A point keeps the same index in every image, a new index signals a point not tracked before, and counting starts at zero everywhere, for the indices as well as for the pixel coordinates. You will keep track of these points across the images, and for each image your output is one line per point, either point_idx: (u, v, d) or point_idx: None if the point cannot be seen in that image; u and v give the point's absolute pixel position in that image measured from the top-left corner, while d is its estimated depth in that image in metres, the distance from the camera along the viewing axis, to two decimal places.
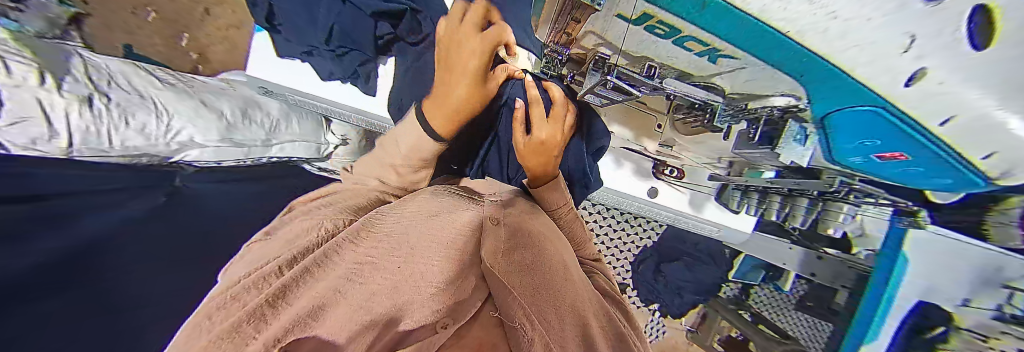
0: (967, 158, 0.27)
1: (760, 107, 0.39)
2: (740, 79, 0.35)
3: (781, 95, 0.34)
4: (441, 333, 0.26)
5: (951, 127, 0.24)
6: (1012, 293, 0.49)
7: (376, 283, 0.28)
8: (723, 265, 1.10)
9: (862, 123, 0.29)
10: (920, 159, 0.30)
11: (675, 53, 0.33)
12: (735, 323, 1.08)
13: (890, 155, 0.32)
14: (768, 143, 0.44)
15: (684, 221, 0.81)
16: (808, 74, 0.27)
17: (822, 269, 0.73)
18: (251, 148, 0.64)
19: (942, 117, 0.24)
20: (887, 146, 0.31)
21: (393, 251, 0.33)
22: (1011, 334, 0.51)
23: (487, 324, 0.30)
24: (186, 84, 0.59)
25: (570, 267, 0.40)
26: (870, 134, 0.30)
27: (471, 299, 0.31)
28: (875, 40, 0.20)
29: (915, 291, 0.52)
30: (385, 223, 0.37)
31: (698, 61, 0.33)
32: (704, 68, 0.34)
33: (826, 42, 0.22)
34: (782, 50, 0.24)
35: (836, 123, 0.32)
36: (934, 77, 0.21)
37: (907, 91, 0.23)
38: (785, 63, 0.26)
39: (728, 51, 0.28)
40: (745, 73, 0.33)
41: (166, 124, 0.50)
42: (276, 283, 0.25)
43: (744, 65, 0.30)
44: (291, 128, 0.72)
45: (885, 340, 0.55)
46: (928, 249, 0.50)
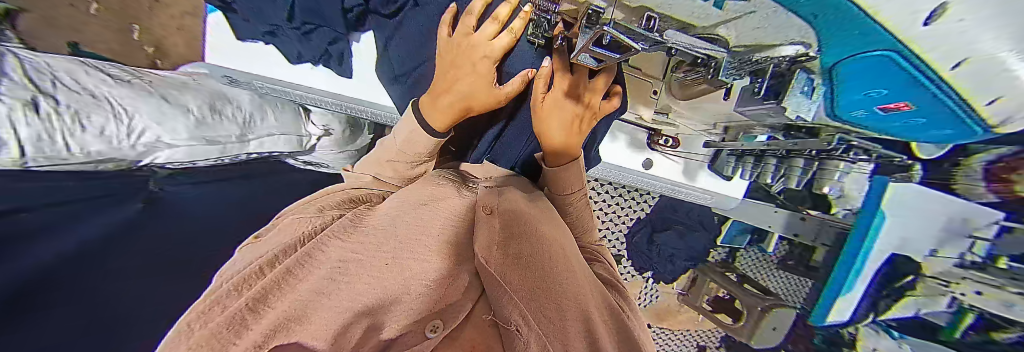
0: (971, 109, 0.23)
1: (767, 58, 0.34)
2: (748, 28, 0.29)
3: (791, 44, 0.29)
4: (430, 338, 0.29)
5: (962, 74, 0.20)
6: (975, 242, 0.54)
7: (365, 282, 0.27)
8: (713, 231, 1.14)
9: (877, 70, 0.24)
10: (936, 122, 0.28)
11: (678, 2, 0.26)
12: (722, 284, 1.13)
13: (893, 106, 0.29)
14: (773, 98, 0.40)
15: (679, 190, 0.82)
16: (828, 24, 0.21)
17: (805, 229, 0.76)
18: (227, 145, 0.60)
19: (954, 59, 0.19)
20: (893, 96, 0.27)
21: (380, 246, 0.31)
22: (970, 279, 0.56)
23: (480, 325, 0.34)
24: (142, 80, 0.53)
25: (571, 255, 0.40)
26: (877, 83, 0.26)
27: (464, 301, 0.33)
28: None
29: (889, 247, 0.55)
30: (376, 217, 0.36)
31: (704, 9, 0.26)
32: (709, 17, 0.28)
33: None
34: None
35: (848, 71, 0.28)
36: (960, 9, 0.15)
37: (936, 54, 0.19)
38: (800, 5, 0.21)
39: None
40: (755, 20, 0.27)
41: (127, 125, 0.46)
42: (254, 288, 0.23)
43: (755, 9, 0.24)
44: (267, 121, 0.68)
45: (857, 295, 0.60)
46: (903, 207, 0.52)
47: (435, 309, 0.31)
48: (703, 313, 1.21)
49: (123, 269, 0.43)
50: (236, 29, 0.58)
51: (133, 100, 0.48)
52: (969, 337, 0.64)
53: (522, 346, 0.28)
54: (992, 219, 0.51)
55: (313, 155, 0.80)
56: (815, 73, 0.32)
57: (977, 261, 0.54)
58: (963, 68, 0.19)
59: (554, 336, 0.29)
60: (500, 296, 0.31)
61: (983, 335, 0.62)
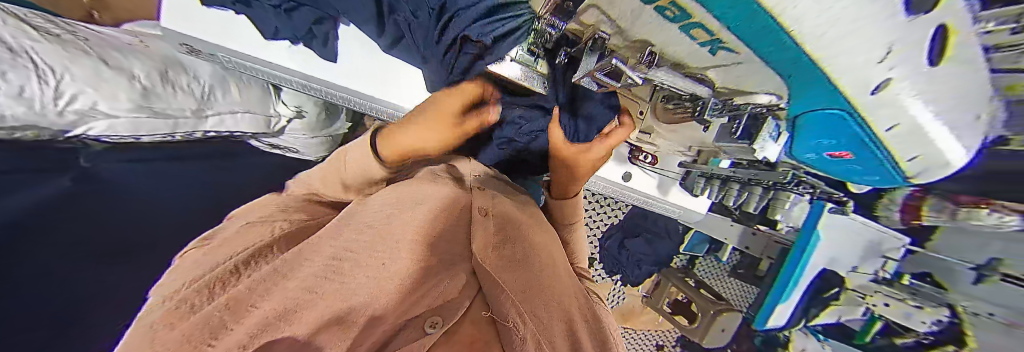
0: (898, 160, 0.30)
1: (745, 103, 0.35)
2: (733, 75, 0.30)
3: (766, 93, 0.31)
4: (429, 334, 0.25)
5: (896, 135, 0.27)
6: (887, 260, 0.64)
7: (356, 282, 0.26)
8: (678, 239, 1.22)
9: (829, 127, 0.30)
10: (860, 159, 0.33)
11: (676, 41, 0.28)
12: (681, 288, 1.22)
13: (838, 154, 0.34)
14: (746, 138, 0.44)
15: (653, 203, 0.87)
16: (795, 76, 0.24)
17: (755, 243, 0.86)
18: (180, 120, 0.55)
19: (891, 124, 0.25)
20: (839, 146, 0.32)
21: (373, 246, 0.30)
22: (883, 292, 0.64)
23: (479, 320, 0.30)
24: (77, 36, 0.45)
25: (557, 262, 0.43)
26: (828, 135, 0.31)
27: (463, 298, 0.30)
28: (853, 53, 0.18)
29: (822, 261, 0.63)
30: (362, 215, 0.36)
31: (698, 52, 0.28)
32: (698, 59, 0.30)
33: (826, 49, 0.19)
34: (779, 52, 0.21)
35: (805, 123, 0.32)
36: (899, 86, 0.21)
37: (871, 99, 0.23)
38: (779, 64, 0.23)
39: (730, 44, 0.24)
40: (739, 70, 0.28)
41: (55, 88, 0.39)
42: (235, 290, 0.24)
43: (741, 60, 0.26)
44: (230, 97, 0.62)
45: (795, 298, 0.67)
46: (837, 228, 0.60)
47: (433, 305, 0.28)
48: (663, 314, 1.28)
49: (54, 251, 0.37)
50: None
51: (67, 59, 0.41)
52: (878, 341, 0.74)
53: (518, 346, 0.26)
54: (898, 243, 0.62)
55: (279, 138, 0.76)
56: (782, 120, 0.36)
57: (887, 277, 0.65)
58: (899, 128, 0.26)
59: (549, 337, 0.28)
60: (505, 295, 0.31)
61: (888, 338, 0.73)
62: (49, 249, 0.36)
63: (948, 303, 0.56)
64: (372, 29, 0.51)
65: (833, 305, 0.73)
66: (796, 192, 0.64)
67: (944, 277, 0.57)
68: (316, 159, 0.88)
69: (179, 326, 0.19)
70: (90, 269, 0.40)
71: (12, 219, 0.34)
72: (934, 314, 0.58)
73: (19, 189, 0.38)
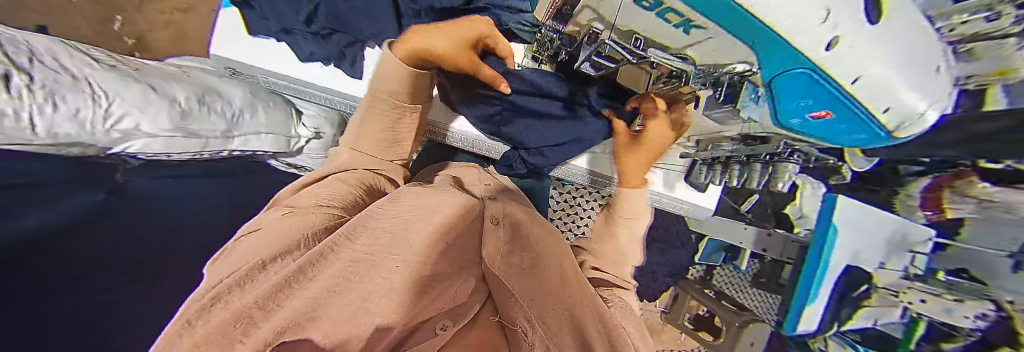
0: (875, 115, 0.32)
1: (723, 74, 0.39)
2: (709, 50, 0.35)
3: (740, 63, 0.35)
4: (438, 336, 0.32)
5: (864, 87, 0.28)
6: (915, 256, 0.63)
7: (376, 285, 0.27)
8: (691, 247, 1.19)
9: (803, 87, 0.31)
10: (841, 115, 0.33)
11: (657, 26, 0.34)
12: (703, 301, 1.15)
13: (817, 115, 0.35)
14: (729, 102, 0.46)
15: (661, 202, 0.87)
16: (757, 43, 0.27)
17: (771, 244, 0.82)
18: (210, 140, 0.58)
19: (854, 76, 0.27)
20: (818, 105, 0.33)
21: (389, 249, 0.31)
22: (916, 289, 0.62)
23: (487, 326, 0.38)
24: (130, 67, 0.51)
25: (567, 269, 0.45)
26: (805, 95, 0.32)
27: (472, 302, 0.37)
28: (800, 15, 0.22)
29: (845, 257, 0.61)
30: (386, 213, 0.38)
31: (676, 33, 0.33)
32: (676, 39, 0.35)
33: (771, 15, 0.22)
34: (739, 23, 0.25)
35: (778, 87, 0.33)
36: (847, 39, 0.24)
37: (828, 56, 0.26)
38: (742, 33, 0.26)
39: (699, 22, 0.29)
40: (712, 45, 0.33)
41: (106, 109, 0.43)
42: (257, 287, 0.24)
43: (711, 36, 0.30)
44: (256, 119, 0.67)
45: (823, 299, 0.64)
46: (850, 218, 0.60)
47: (443, 309, 0.33)
48: (686, 332, 1.20)
49: (86, 268, 0.38)
50: (249, 25, 0.64)
51: (120, 84, 0.46)
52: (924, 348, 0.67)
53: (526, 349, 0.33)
54: (926, 236, 0.62)
55: (297, 157, 0.80)
56: (765, 89, 0.36)
57: (920, 274, 0.63)
58: (865, 79, 0.27)
59: (558, 344, 0.32)
60: (514, 304, 0.36)
61: (934, 344, 0.66)
62: (81, 265, 0.37)
63: (991, 298, 0.53)
64: None
65: (865, 307, 0.68)
66: (794, 161, 0.60)
67: (982, 271, 0.54)
68: None
69: (218, 316, 0.20)
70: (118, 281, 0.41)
71: (51, 226, 0.36)
72: (974, 307, 0.54)
73: (58, 199, 0.39)
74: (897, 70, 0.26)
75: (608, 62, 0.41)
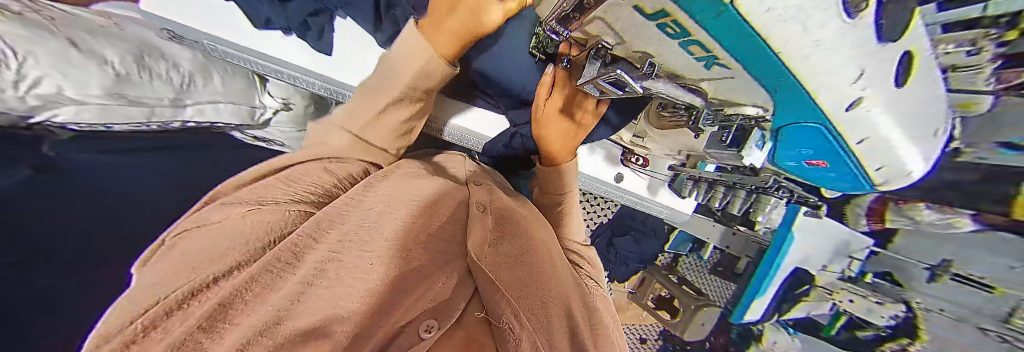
0: (866, 169, 0.32)
1: (733, 115, 0.37)
2: (724, 87, 0.31)
3: (754, 105, 0.32)
4: (424, 339, 0.27)
5: (865, 145, 0.28)
6: (853, 260, 0.66)
7: (344, 285, 0.28)
8: (663, 238, 1.26)
9: (808, 139, 0.30)
10: (835, 167, 0.33)
11: (673, 54, 0.29)
12: (666, 285, 1.27)
13: (814, 163, 0.35)
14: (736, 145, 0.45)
15: (642, 205, 0.90)
16: (780, 91, 0.26)
17: (734, 243, 0.89)
18: (155, 108, 0.53)
19: (862, 136, 0.27)
20: (816, 156, 0.33)
21: (361, 246, 0.32)
22: (849, 290, 0.66)
23: (474, 325, 0.33)
24: (42, 15, 0.43)
25: (556, 259, 0.47)
26: (806, 144, 0.32)
27: (457, 300, 0.33)
28: (833, 73, 0.20)
29: (794, 261, 0.67)
30: (355, 211, 0.37)
31: (694, 66, 0.29)
32: (692, 70, 0.30)
33: (808, 73, 0.20)
34: (768, 70, 0.23)
35: (785, 134, 0.34)
36: (869, 102, 0.22)
37: (844, 115, 0.24)
38: (767, 80, 0.25)
39: (725, 61, 0.25)
40: (730, 83, 0.30)
41: (20, 71, 0.36)
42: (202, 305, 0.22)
43: (733, 75, 0.27)
44: (212, 85, 0.62)
45: (771, 293, 0.71)
46: (809, 229, 0.64)
47: (431, 304, 0.30)
48: (647, 310, 1.34)
49: (28, 258, 0.35)
50: None
51: (31, 38, 0.38)
52: (842, 335, 0.76)
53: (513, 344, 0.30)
54: (865, 244, 0.65)
55: (265, 131, 0.74)
56: (769, 131, 0.36)
57: (852, 275, 0.68)
58: (867, 141, 0.27)
59: (547, 335, 0.35)
60: (501, 298, 0.34)
61: (849, 331, 0.75)
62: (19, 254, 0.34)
63: (903, 298, 0.61)
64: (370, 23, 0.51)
65: (803, 301, 0.75)
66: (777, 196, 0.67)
67: (902, 275, 0.60)
68: None
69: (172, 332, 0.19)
70: (61, 270, 0.38)
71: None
72: (888, 308, 0.61)
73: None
74: (897, 129, 0.26)
75: (616, 88, 0.37)
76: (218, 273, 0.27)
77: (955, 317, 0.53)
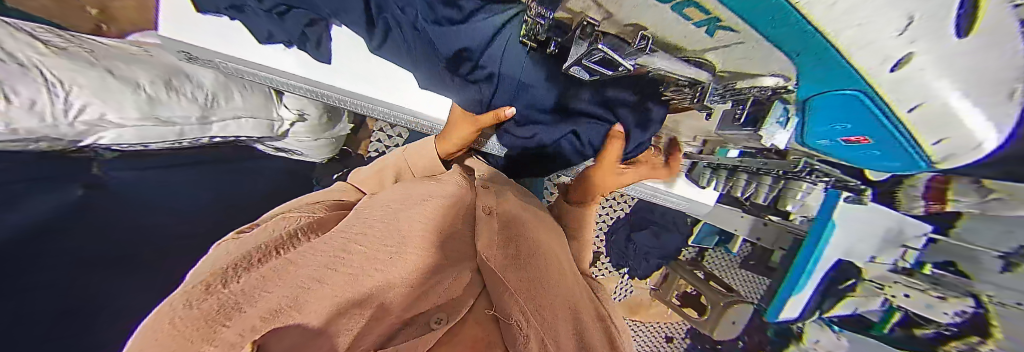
0: (919, 143, 0.28)
1: (750, 88, 0.34)
2: (733, 57, 0.30)
3: (771, 76, 0.30)
4: (434, 330, 0.26)
5: (918, 115, 0.25)
6: (907, 250, 0.59)
7: (364, 274, 0.28)
8: (685, 231, 1.19)
9: (843, 107, 0.28)
10: (880, 141, 0.31)
11: (672, 22, 0.28)
12: (691, 281, 1.17)
13: (854, 139, 0.33)
14: (751, 125, 0.40)
15: (657, 195, 0.86)
16: (805, 53, 0.24)
17: (766, 234, 0.82)
18: (185, 127, 0.56)
19: (914, 102, 0.23)
20: (855, 130, 0.31)
21: (383, 240, 0.32)
22: (900, 283, 0.60)
23: (482, 320, 0.31)
24: (82, 49, 0.46)
25: (564, 262, 0.46)
26: (844, 118, 0.30)
27: (466, 296, 0.32)
28: (873, 19, 0.18)
29: (836, 252, 0.60)
30: (374, 209, 0.39)
31: (695, 33, 0.28)
32: (694, 40, 0.29)
33: (835, 15, 0.18)
34: (792, 22, 0.21)
35: (817, 105, 0.31)
36: (921, 61, 0.19)
37: (890, 76, 0.22)
38: (786, 40, 0.23)
39: (729, 22, 0.24)
40: (740, 51, 0.28)
41: (64, 100, 0.40)
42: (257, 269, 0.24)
43: (741, 40, 0.26)
44: (233, 103, 0.63)
45: (808, 291, 0.65)
46: (851, 216, 0.57)
47: (437, 303, 0.29)
48: (671, 307, 1.26)
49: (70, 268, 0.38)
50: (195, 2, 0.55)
51: (74, 69, 0.42)
52: (896, 333, 0.67)
53: (521, 344, 0.27)
54: (920, 231, 0.57)
55: (283, 142, 0.78)
56: (794, 106, 0.34)
57: (907, 267, 0.60)
58: (922, 108, 0.24)
59: (552, 336, 0.30)
60: (504, 292, 0.33)
61: (907, 329, 0.65)
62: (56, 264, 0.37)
63: (972, 293, 0.53)
64: (364, 27, 0.51)
65: (848, 297, 0.67)
66: (809, 181, 0.60)
67: (969, 267, 0.52)
68: (323, 161, 0.93)
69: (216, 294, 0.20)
70: (110, 275, 0.42)
71: (24, 229, 0.35)
72: (956, 304, 0.54)
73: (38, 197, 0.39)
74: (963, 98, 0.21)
75: (606, 68, 0.35)
76: (257, 252, 0.28)
77: None
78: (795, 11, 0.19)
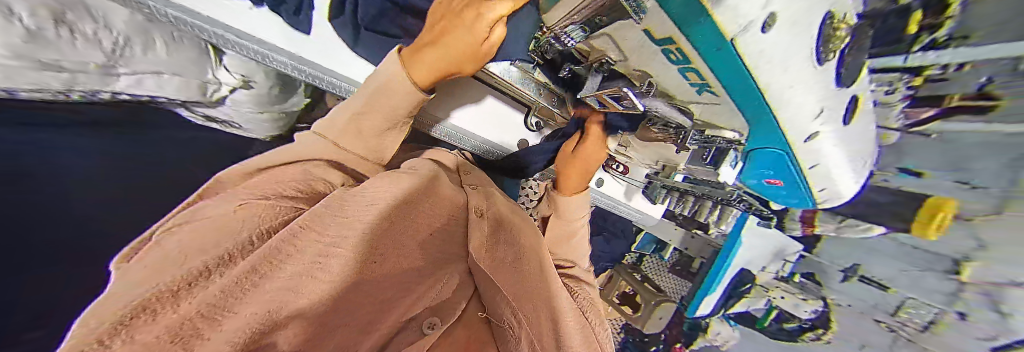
0: (811, 189, 0.39)
1: (715, 135, 0.40)
2: (710, 112, 0.35)
3: (732, 131, 0.36)
4: (426, 335, 0.32)
5: (815, 169, 0.35)
6: (785, 262, 0.77)
7: (355, 282, 0.26)
8: (630, 239, 1.35)
9: (771, 160, 0.37)
10: (788, 185, 0.40)
11: (671, 76, 0.31)
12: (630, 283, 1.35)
13: (773, 181, 0.42)
14: (713, 164, 0.47)
15: (616, 208, 0.95)
16: (754, 120, 0.31)
17: (692, 245, 0.98)
18: (78, 74, 0.43)
19: (812, 161, 0.34)
20: (775, 175, 0.40)
21: (370, 241, 0.28)
22: (783, 288, 0.79)
23: (471, 322, 0.39)
24: None
25: (547, 263, 0.45)
26: (769, 166, 0.38)
27: (456, 301, 0.38)
28: (793, 105, 0.26)
29: (741, 264, 0.75)
30: (364, 189, 0.33)
31: (686, 90, 0.33)
32: (683, 92, 0.34)
33: (779, 101, 0.26)
34: (749, 100, 0.27)
35: (754, 156, 0.39)
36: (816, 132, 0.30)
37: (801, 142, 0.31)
38: (746, 108, 0.29)
39: (715, 90, 0.29)
40: (718, 109, 0.33)
41: None
42: (219, 280, 0.18)
43: (718, 102, 0.31)
44: (152, 53, 0.50)
45: (718, 293, 0.80)
46: (755, 236, 0.72)
47: (430, 307, 0.35)
48: (613, 305, 1.43)
49: None
50: None
51: None
52: (772, 327, 0.86)
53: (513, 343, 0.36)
54: (796, 250, 0.75)
55: (219, 110, 0.65)
56: (741, 152, 0.42)
57: (786, 275, 0.80)
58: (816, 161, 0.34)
59: (535, 338, 0.37)
60: (500, 301, 0.37)
61: (779, 324, 0.85)
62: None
63: (822, 296, 0.74)
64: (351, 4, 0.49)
65: (745, 297, 0.84)
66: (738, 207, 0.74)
67: (822, 276, 0.73)
68: (264, 138, 0.78)
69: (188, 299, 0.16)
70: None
71: None
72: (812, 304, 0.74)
73: None
74: (830, 146, 0.33)
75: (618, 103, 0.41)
76: (215, 261, 0.21)
77: (859, 310, 0.68)
78: (751, 83, 0.25)
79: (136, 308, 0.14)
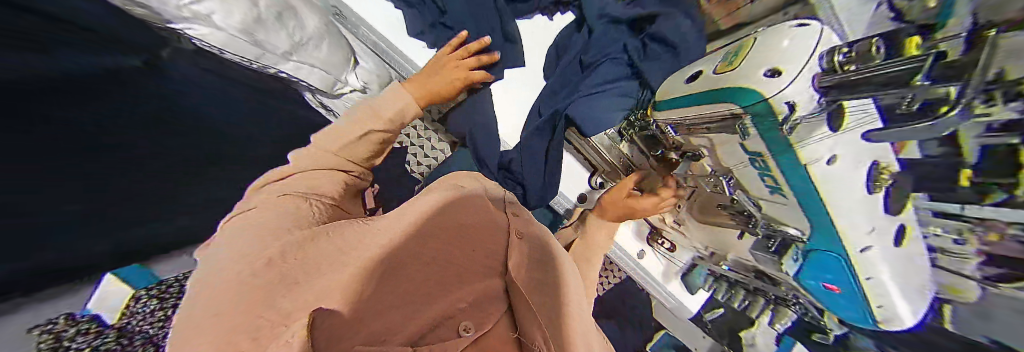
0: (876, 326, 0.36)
1: (780, 230, 0.44)
2: (777, 209, 0.41)
3: (795, 228, 0.40)
4: (462, 337, 0.28)
5: (886, 309, 0.32)
6: None
7: (415, 276, 0.32)
8: None
9: (829, 267, 0.37)
10: (845, 302, 0.37)
11: (750, 175, 0.42)
12: None
13: (832, 289, 0.39)
14: (778, 252, 0.48)
15: (653, 287, 0.92)
16: (814, 228, 0.36)
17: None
18: (266, 53, 0.58)
19: (880, 302, 0.32)
20: (837, 298, 0.38)
21: (419, 255, 0.35)
22: None
23: (506, 340, 0.31)
24: None
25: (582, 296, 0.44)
26: (829, 273, 0.37)
27: (490, 311, 0.33)
28: (856, 226, 0.31)
29: None
30: (421, 205, 0.41)
31: (762, 188, 0.41)
32: (759, 189, 0.42)
33: (845, 221, 0.31)
34: (814, 208, 0.34)
35: (811, 261, 0.40)
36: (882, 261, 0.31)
37: (866, 267, 0.32)
38: (810, 214, 0.35)
39: (784, 191, 0.37)
40: (780, 208, 0.40)
41: None
42: (293, 270, 0.27)
43: (786, 203, 0.38)
44: (318, 52, 0.65)
45: None
46: None
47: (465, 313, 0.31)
48: None
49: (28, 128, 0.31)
50: None
51: None
52: None
53: None
54: None
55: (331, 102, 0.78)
56: (801, 251, 0.43)
57: None
58: (875, 281, 0.31)
59: None
60: (530, 315, 0.32)
61: None
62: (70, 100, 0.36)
63: None
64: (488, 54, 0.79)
65: None
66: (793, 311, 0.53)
67: None
68: None
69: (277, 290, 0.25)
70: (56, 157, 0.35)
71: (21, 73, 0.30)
72: None
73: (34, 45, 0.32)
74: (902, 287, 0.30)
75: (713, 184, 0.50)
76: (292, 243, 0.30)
77: None
78: (813, 193, 0.32)
79: (253, 293, 0.24)
